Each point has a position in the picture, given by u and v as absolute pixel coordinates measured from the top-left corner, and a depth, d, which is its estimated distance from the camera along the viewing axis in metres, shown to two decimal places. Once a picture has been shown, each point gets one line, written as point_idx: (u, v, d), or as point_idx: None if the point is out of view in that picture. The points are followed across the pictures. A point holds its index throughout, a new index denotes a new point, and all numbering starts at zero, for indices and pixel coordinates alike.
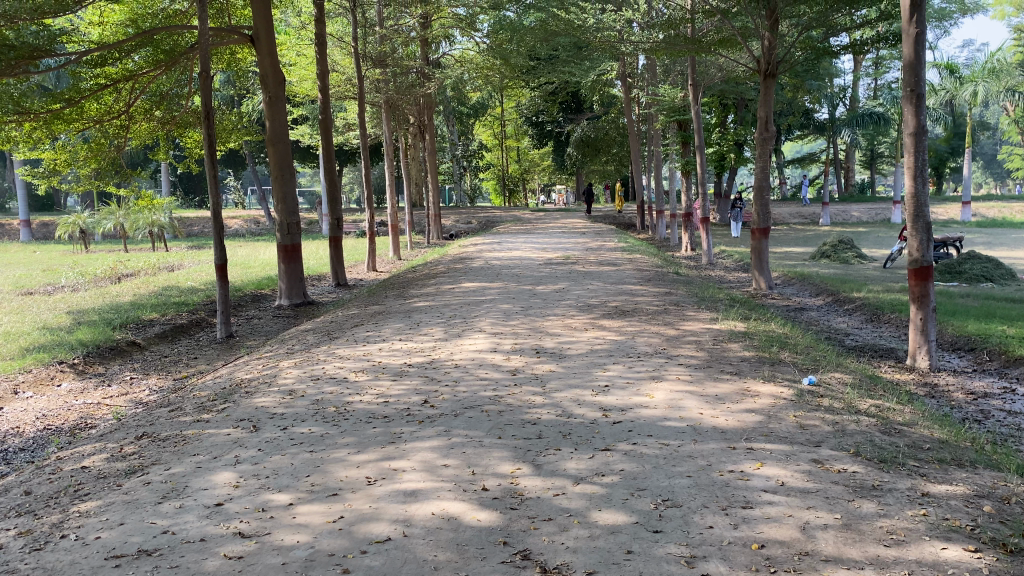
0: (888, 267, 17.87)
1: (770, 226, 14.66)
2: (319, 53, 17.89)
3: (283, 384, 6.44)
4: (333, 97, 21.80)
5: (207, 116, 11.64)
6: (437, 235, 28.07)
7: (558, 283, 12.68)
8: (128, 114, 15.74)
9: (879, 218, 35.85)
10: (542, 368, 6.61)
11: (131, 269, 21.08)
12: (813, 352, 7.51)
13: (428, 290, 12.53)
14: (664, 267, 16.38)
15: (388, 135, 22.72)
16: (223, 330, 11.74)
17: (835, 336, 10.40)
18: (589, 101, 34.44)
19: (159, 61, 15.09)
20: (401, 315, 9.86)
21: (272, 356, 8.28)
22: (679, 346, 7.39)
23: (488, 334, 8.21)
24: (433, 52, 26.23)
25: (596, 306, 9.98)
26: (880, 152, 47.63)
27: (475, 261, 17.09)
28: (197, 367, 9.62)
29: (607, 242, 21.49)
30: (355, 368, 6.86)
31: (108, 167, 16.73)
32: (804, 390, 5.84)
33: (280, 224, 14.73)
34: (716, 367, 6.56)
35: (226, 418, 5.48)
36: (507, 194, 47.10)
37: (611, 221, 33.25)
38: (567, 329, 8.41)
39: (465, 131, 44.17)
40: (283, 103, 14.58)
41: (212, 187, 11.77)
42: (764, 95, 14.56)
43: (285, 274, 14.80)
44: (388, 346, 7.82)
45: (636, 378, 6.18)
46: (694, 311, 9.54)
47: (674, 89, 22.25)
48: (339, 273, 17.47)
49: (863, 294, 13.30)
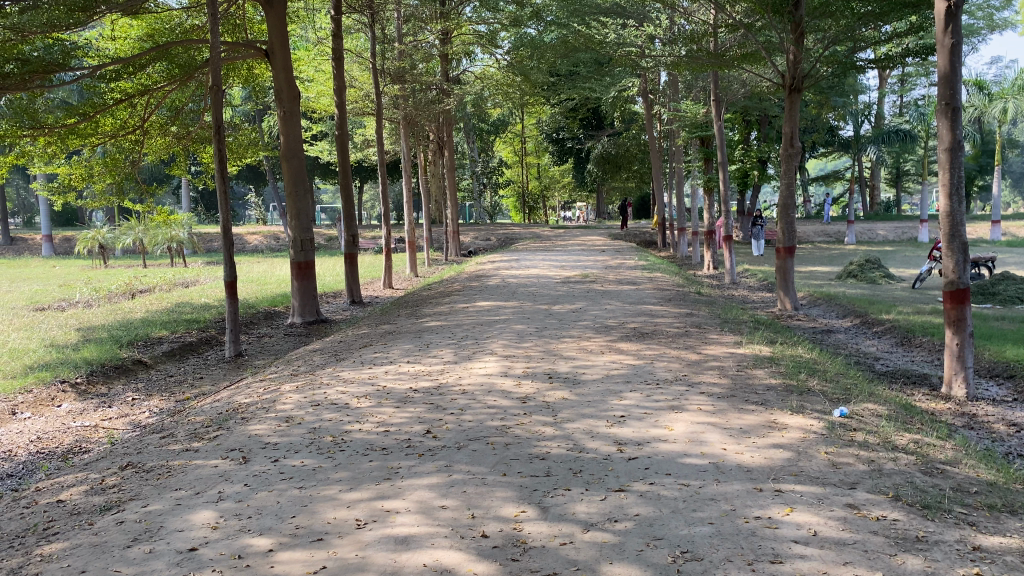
0: (918, 288, 17.32)
1: (795, 245, 14.20)
2: (336, 68, 17.69)
3: (281, 410, 6.12)
4: (351, 113, 21.63)
5: (219, 131, 11.42)
6: (456, 252, 27.80)
7: (576, 303, 12.32)
8: (143, 129, 15.61)
9: (905, 237, 35.15)
10: (554, 396, 6.24)
11: (147, 285, 20.95)
12: (843, 380, 7.09)
13: (442, 309, 12.22)
14: (686, 286, 15.97)
15: (407, 152, 22.55)
16: (232, 349, 11.48)
17: (865, 360, 9.94)
18: (611, 117, 34.15)
19: (174, 75, 14.95)
20: (412, 336, 9.54)
21: (276, 378, 7.98)
22: (700, 372, 7.00)
23: (500, 357, 7.85)
24: (454, 68, 26.09)
25: (614, 328, 9.60)
26: (907, 170, 46.88)
27: (492, 279, 16.77)
28: (201, 387, 9.35)
29: (628, 260, 21.09)
30: (359, 394, 6.53)
31: (123, 182, 16.60)
32: (835, 423, 5.43)
33: (294, 240, 14.51)
34: (739, 396, 6.17)
35: (216, 448, 5.16)
36: (527, 211, 46.82)
37: (632, 239, 32.84)
38: (583, 353, 8.04)
39: (486, 148, 44.06)
40: (298, 117, 14.40)
41: (222, 204, 11.53)
42: (789, 110, 14.16)
43: (298, 292, 14.55)
44: (395, 369, 7.49)
45: (654, 408, 5.80)
46: (716, 334, 9.13)
47: (697, 105, 21.89)
48: (354, 290, 17.22)
49: (893, 316, 12.82)
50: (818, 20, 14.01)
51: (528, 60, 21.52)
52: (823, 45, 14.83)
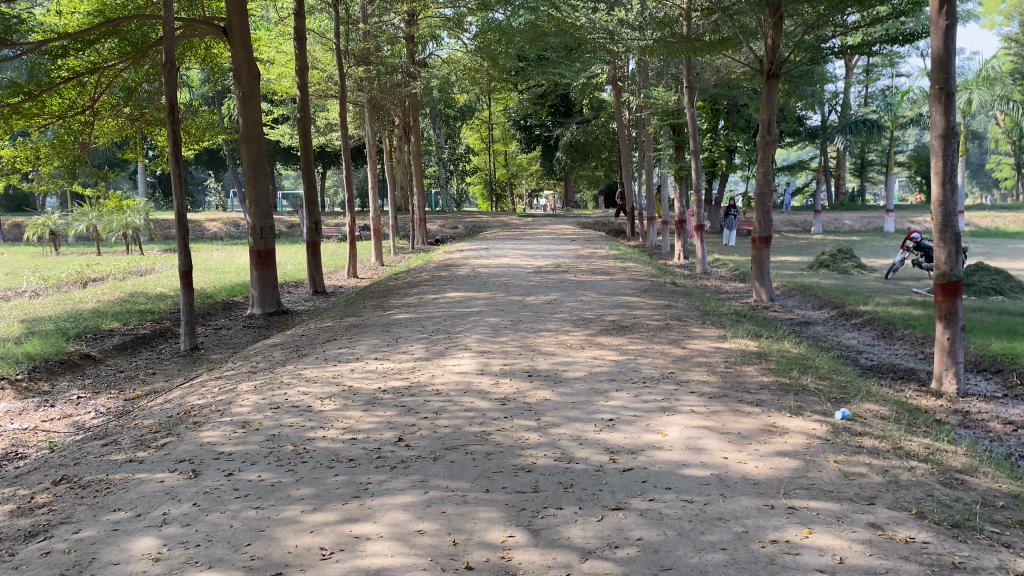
0: (890, 278, 17.19)
1: (771, 234, 13.90)
2: (298, 48, 17.00)
3: (238, 414, 5.60)
4: (314, 96, 20.92)
5: (172, 112, 10.75)
6: (423, 240, 27.24)
7: (550, 294, 11.87)
8: (94, 109, 14.84)
9: (871, 227, 35.31)
10: (536, 397, 5.79)
11: (100, 273, 20.09)
12: (834, 377, 6.75)
13: (410, 300, 11.72)
14: (659, 277, 15.65)
15: (372, 137, 21.90)
16: (188, 342, 10.93)
17: (848, 354, 9.65)
18: (580, 104, 33.75)
19: (126, 53, 14.21)
20: (379, 329, 9.04)
21: (235, 375, 7.44)
22: (688, 370, 6.60)
23: (474, 353, 7.38)
24: (421, 52, 25.47)
25: (592, 321, 9.18)
26: (870, 160, 47.16)
27: (461, 269, 16.27)
28: (153, 384, 8.75)
29: (598, 250, 20.71)
30: (324, 395, 6.03)
31: (73, 164, 15.82)
32: (839, 427, 5.06)
33: (253, 228, 13.89)
34: (733, 396, 5.79)
35: (162, 458, 4.63)
36: (494, 199, 46.31)
37: (600, 228, 32.52)
38: (562, 348, 7.60)
39: (452, 134, 43.44)
40: (258, 98, 13.75)
41: (177, 188, 10.87)
42: (766, 95, 13.81)
43: (258, 281, 13.95)
44: (362, 367, 6.98)
45: (645, 409, 5.38)
46: (698, 328, 8.74)
47: (668, 92, 21.51)
48: (317, 280, 16.65)
49: (871, 308, 12.58)
50: (796, 5, 13.70)
51: (496, 45, 21.04)
52: (799, 30, 14.54)
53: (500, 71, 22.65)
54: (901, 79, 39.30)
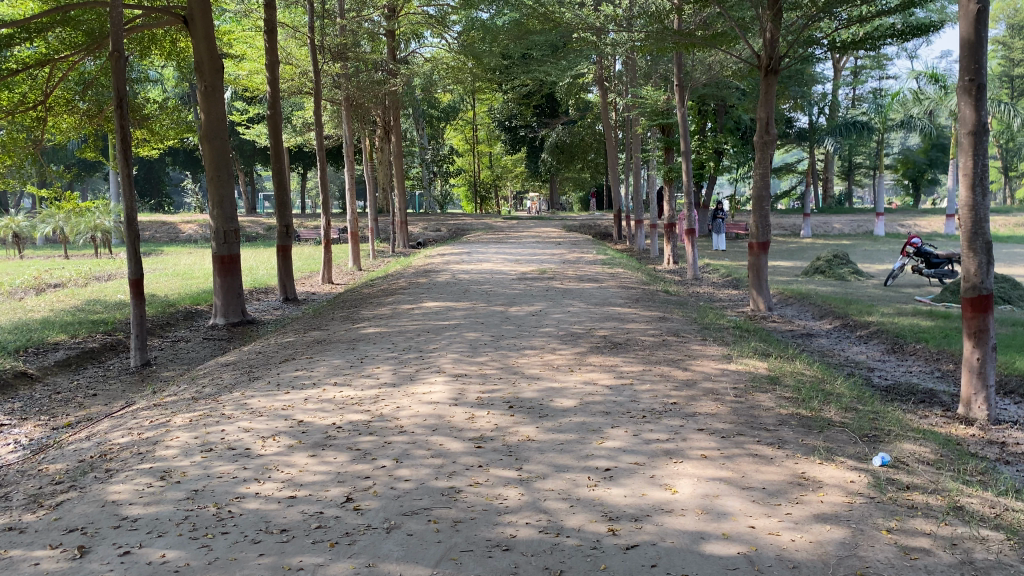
0: (890, 285, 16.46)
1: (769, 239, 13.07)
2: (269, 41, 16.00)
3: (160, 459, 4.67)
4: (286, 92, 19.92)
5: (121, 105, 9.81)
6: (403, 243, 26.30)
7: (534, 304, 10.98)
8: (46, 104, 13.80)
9: (861, 230, 34.69)
10: (516, 436, 4.90)
11: (58, 278, 19.00)
12: (858, 406, 5.91)
13: (383, 311, 10.82)
14: (651, 284, 14.81)
15: (349, 137, 20.94)
16: (138, 358, 10.01)
17: (860, 372, 8.82)
18: (565, 104, 32.91)
19: (81, 43, 13.25)
20: (344, 347, 8.13)
21: (173, 404, 6.49)
22: (694, 400, 5.72)
23: (447, 378, 6.48)
24: (402, 50, 24.58)
25: (580, 336, 8.30)
26: (859, 163, 46.63)
27: (440, 275, 15.36)
28: (88, 409, 7.77)
29: (585, 254, 19.87)
30: (268, 434, 5.12)
31: (24, 163, 14.75)
32: (881, 477, 4.21)
33: (215, 231, 12.94)
34: (748, 433, 4.93)
35: (48, 526, 3.69)
36: (478, 201, 45.45)
37: (586, 231, 31.70)
38: (547, 371, 6.72)
39: (435, 135, 42.54)
40: (222, 93, 12.83)
41: (125, 189, 9.93)
42: (764, 93, 12.94)
43: (221, 289, 12.97)
44: (318, 396, 6.08)
45: (646, 454, 4.50)
46: (699, 345, 7.87)
47: (657, 91, 20.71)
48: (288, 287, 15.76)
49: (877, 318, 11.80)
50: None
51: (480, 43, 20.20)
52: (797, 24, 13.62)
53: (484, 70, 21.84)
54: (889, 81, 38.76)
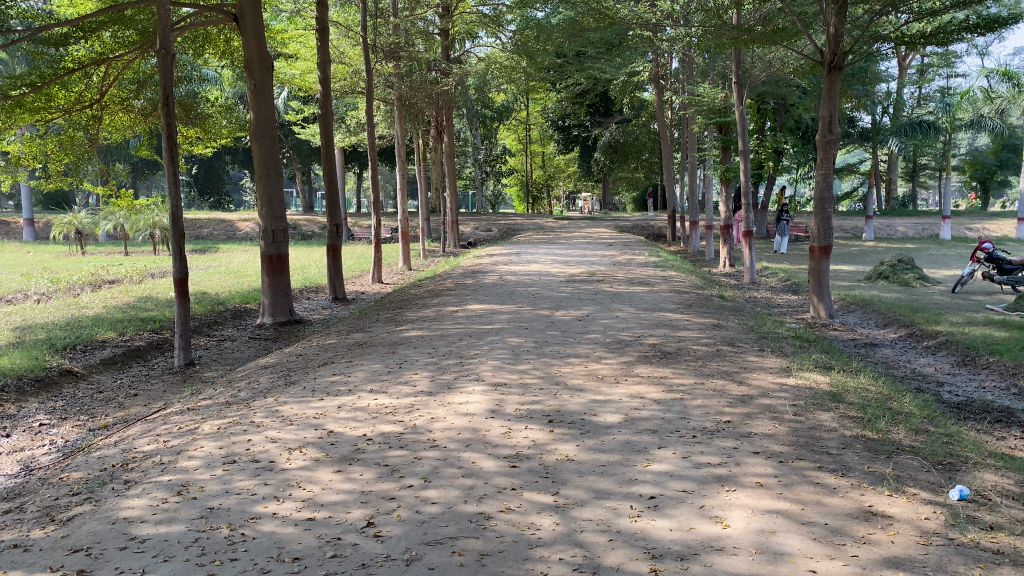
0: (958, 292, 15.65)
1: (831, 243, 12.48)
2: (320, 39, 15.92)
3: (181, 471, 4.48)
4: (339, 91, 19.85)
5: (167, 104, 9.76)
6: (454, 243, 26.17)
7: (582, 308, 10.63)
8: (102, 102, 13.91)
9: (926, 234, 33.45)
10: (555, 455, 4.59)
11: (115, 275, 19.27)
12: (930, 427, 5.43)
13: (427, 313, 10.59)
14: (706, 289, 14.31)
15: (401, 136, 20.83)
16: (182, 357, 9.96)
17: (929, 387, 8.26)
18: (620, 103, 32.42)
19: (134, 43, 13.34)
20: (384, 351, 7.90)
21: (207, 409, 6.33)
22: (750, 419, 5.33)
23: (487, 387, 6.18)
24: (457, 50, 24.43)
25: (629, 344, 7.92)
26: (924, 164, 45.05)
27: (488, 277, 15.10)
28: (128, 410, 7.68)
29: (638, 256, 19.41)
30: (294, 445, 4.89)
31: (81, 162, 14.88)
32: (959, 514, 3.77)
33: (264, 231, 12.88)
34: (809, 458, 4.52)
35: (55, 545, 3.50)
36: (531, 200, 45.19)
37: (640, 232, 31.16)
38: (592, 382, 6.37)
39: (488, 134, 42.41)
40: (271, 92, 12.75)
41: (172, 188, 9.88)
42: (827, 90, 12.36)
43: (269, 288, 12.89)
44: (353, 403, 5.84)
45: (696, 480, 4.14)
46: (755, 356, 7.44)
47: (715, 89, 20.09)
48: (336, 286, 15.67)
49: (946, 328, 11.14)
50: None
51: (534, 42, 19.94)
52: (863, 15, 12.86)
53: (537, 68, 21.57)
54: (958, 79, 37.31)
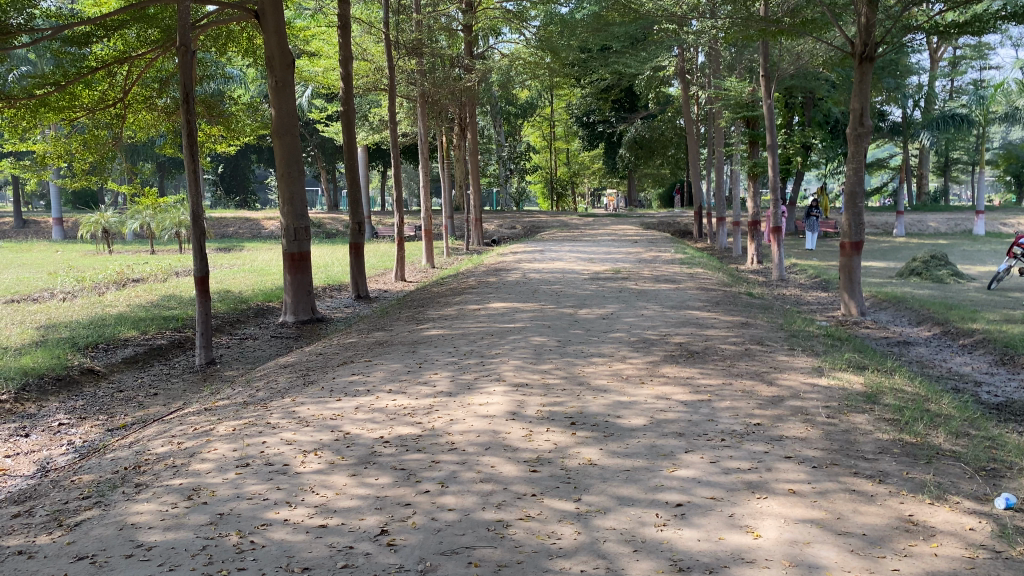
0: (994, 289, 15.27)
1: (863, 239, 12.19)
2: (342, 37, 15.86)
3: (193, 475, 4.37)
4: (361, 89, 19.79)
5: (187, 100, 9.72)
6: (478, 240, 26.06)
7: (606, 306, 10.45)
8: (125, 101, 13.93)
9: (958, 229, 32.81)
10: (577, 460, 4.42)
11: (140, 273, 19.37)
12: (972, 431, 5.19)
13: (449, 311, 10.46)
14: (733, 286, 14.06)
15: (424, 133, 20.72)
16: (203, 356, 9.91)
17: (966, 387, 7.98)
18: (644, 99, 32.14)
19: (157, 41, 13.34)
20: (404, 350, 7.77)
21: (224, 409, 6.24)
22: (781, 421, 5.12)
23: (507, 388, 6.03)
24: (480, 46, 24.29)
25: (654, 343, 7.73)
26: (956, 158, 44.21)
27: (512, 274, 14.96)
28: (146, 410, 7.61)
29: (663, 253, 19.15)
30: (309, 448, 4.76)
31: (106, 160, 14.91)
32: (1007, 524, 3.54)
33: (286, 228, 12.82)
34: (844, 464, 4.31)
35: (60, 552, 3.40)
36: (555, 197, 44.98)
37: (665, 229, 30.84)
38: (616, 382, 6.20)
39: (512, 131, 42.26)
40: (292, 89, 12.69)
41: (192, 186, 9.83)
42: (857, 82, 12.05)
43: (291, 286, 12.83)
44: (371, 404, 5.72)
45: (725, 488, 3.95)
46: (785, 356, 7.22)
47: (742, 83, 19.77)
48: (359, 284, 15.60)
49: (982, 326, 10.81)
50: None
51: (558, 37, 19.80)
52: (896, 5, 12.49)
53: (561, 65, 21.34)
54: (991, 71, 36.55)
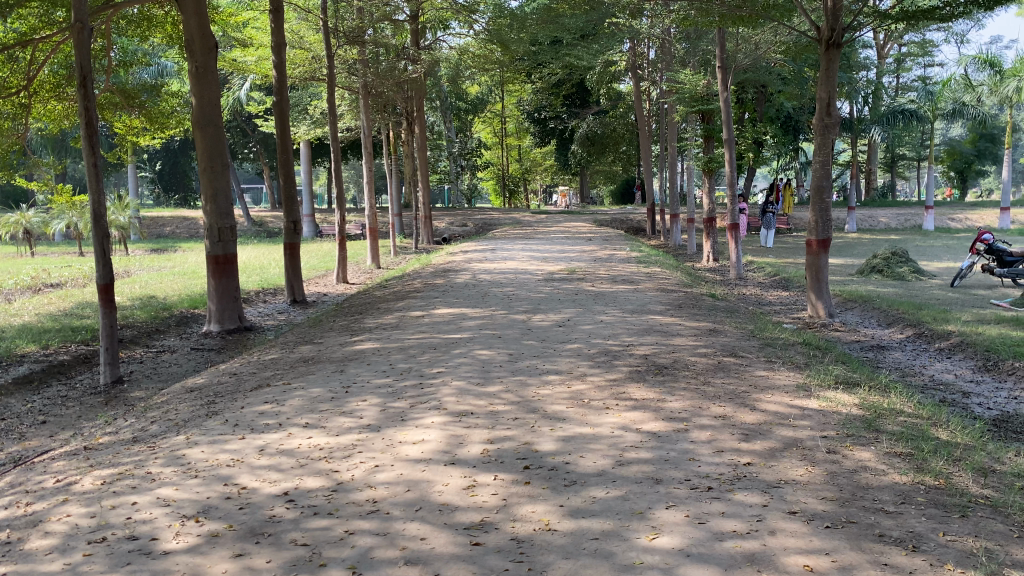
0: (958, 287, 14.73)
1: (831, 236, 11.50)
2: (273, 22, 14.66)
3: (26, 561, 3.33)
4: (297, 80, 18.49)
5: (85, 83, 8.54)
6: (427, 239, 25.01)
7: (561, 311, 9.55)
8: (30, 88, 12.53)
9: (909, 224, 32.72)
10: (530, 526, 3.51)
11: (58, 278, 17.88)
12: (995, 465, 4.39)
13: (388, 319, 9.46)
14: (693, 286, 13.29)
15: (367, 126, 19.51)
16: (109, 375, 8.76)
17: (957, 400, 7.21)
18: (595, 94, 31.34)
19: (64, 21, 11.98)
20: (331, 368, 6.73)
21: (103, 449, 5.15)
22: (775, 461, 4.24)
23: (446, 418, 5.07)
24: (426, 37, 23.16)
25: (616, 356, 6.84)
26: (903, 154, 44.36)
27: (459, 275, 13.96)
28: (25, 444, 6.48)
29: (619, 251, 18.33)
30: (189, 511, 3.75)
31: (10, 155, 13.44)
32: None
33: (209, 228, 11.65)
34: (864, 522, 3.46)
35: None
36: (506, 195, 44.00)
37: (619, 226, 30.11)
38: (575, 409, 5.27)
39: (462, 127, 41.13)
40: (215, 74, 11.50)
41: (93, 181, 8.64)
42: (824, 69, 11.29)
43: (215, 292, 11.64)
44: (281, 444, 4.70)
45: (721, 565, 3.07)
46: (764, 371, 6.39)
47: (697, 76, 19.01)
48: (294, 288, 14.48)
49: (958, 328, 10.15)
50: None
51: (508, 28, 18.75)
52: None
53: (511, 57, 20.40)
54: (937, 67, 36.55)
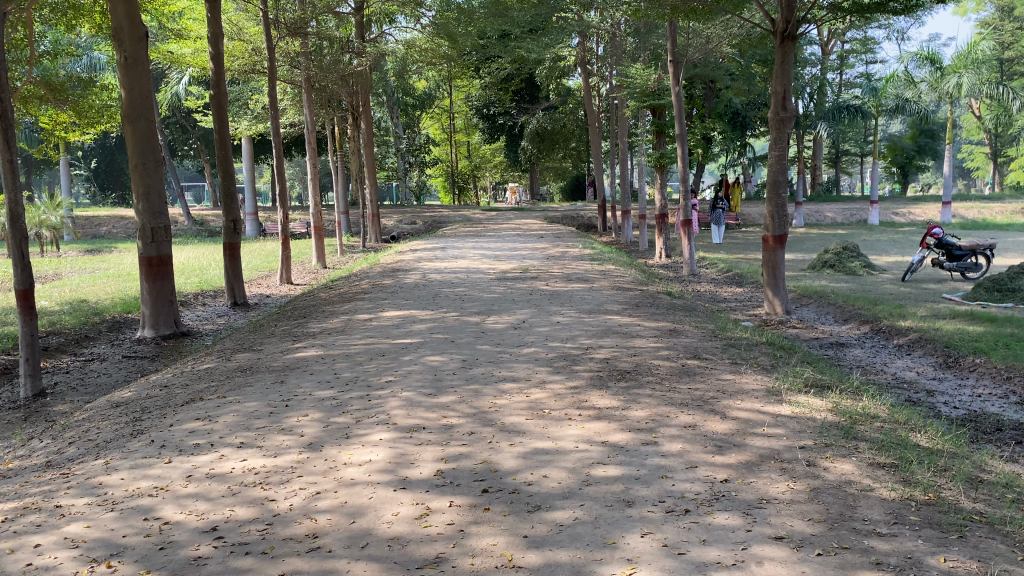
0: (909, 281, 14.74)
1: (786, 232, 11.35)
2: (210, 12, 13.98)
3: None
4: (236, 72, 17.66)
5: None
6: (375, 237, 24.41)
7: (516, 312, 9.17)
8: None
9: (854, 219, 33.14)
10: (492, 561, 3.12)
11: None
12: (983, 475, 4.14)
13: (334, 323, 8.99)
14: (648, 284, 13.04)
15: (309, 121, 18.79)
16: (30, 388, 8.12)
17: (924, 399, 7.03)
18: (545, 89, 31.02)
19: None
20: (272, 379, 6.24)
21: (10, 477, 4.61)
22: (753, 476, 3.93)
23: (395, 434, 4.65)
24: (370, 31, 22.46)
25: (577, 360, 6.50)
26: (847, 149, 45.02)
27: (409, 275, 13.48)
28: None
29: (571, 248, 18.05)
30: (100, 554, 3.28)
31: None
32: None
33: (141, 228, 10.99)
34: (858, 547, 3.15)
35: None
36: (456, 192, 43.51)
37: (569, 223, 29.88)
38: (535, 420, 4.89)
39: (410, 123, 40.51)
40: (147, 65, 10.85)
41: (8, 178, 7.96)
42: (779, 63, 11.09)
43: (149, 296, 10.99)
44: (210, 469, 4.22)
45: None
46: (730, 374, 6.10)
47: (648, 70, 18.78)
48: (236, 290, 13.88)
49: (914, 323, 10.04)
50: None
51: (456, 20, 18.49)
52: None
53: (459, 51, 19.90)
54: (879, 64, 37.11)
